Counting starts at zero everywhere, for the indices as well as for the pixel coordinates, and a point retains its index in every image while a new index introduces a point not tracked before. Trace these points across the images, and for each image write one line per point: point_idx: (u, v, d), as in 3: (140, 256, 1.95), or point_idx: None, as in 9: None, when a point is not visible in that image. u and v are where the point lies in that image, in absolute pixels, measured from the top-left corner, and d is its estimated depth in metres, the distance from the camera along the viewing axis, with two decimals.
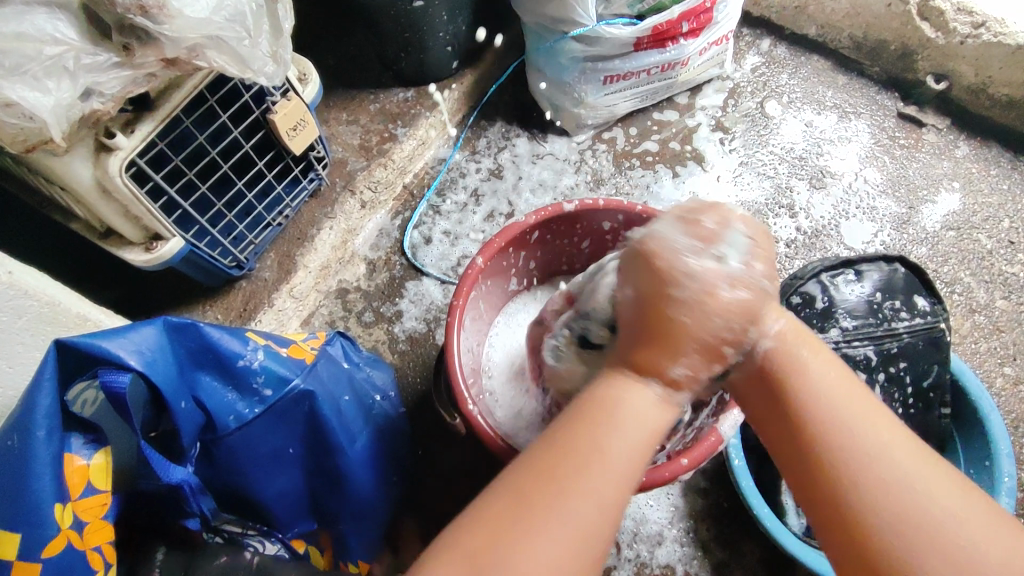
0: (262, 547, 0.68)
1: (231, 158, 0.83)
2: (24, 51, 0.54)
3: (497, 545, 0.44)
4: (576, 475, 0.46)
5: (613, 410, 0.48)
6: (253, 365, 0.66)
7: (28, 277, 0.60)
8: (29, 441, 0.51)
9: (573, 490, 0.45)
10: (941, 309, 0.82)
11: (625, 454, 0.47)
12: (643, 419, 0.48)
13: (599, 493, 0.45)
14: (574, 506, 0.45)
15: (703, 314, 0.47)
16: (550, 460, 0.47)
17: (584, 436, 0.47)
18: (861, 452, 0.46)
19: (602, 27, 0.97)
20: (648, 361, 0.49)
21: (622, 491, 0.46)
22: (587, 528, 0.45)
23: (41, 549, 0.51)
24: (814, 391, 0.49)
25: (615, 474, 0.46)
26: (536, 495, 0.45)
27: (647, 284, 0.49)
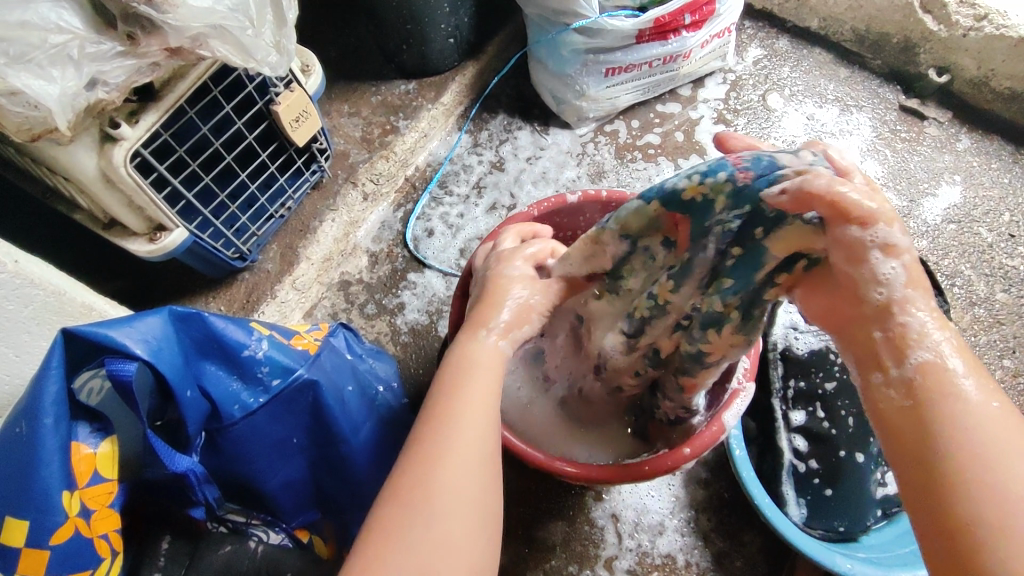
0: (266, 537, 0.68)
1: (234, 149, 0.83)
2: (28, 39, 0.54)
3: (412, 480, 0.49)
4: (459, 408, 0.53)
5: (461, 364, 0.57)
6: (258, 355, 0.66)
7: (34, 266, 0.60)
8: (38, 428, 0.51)
9: (457, 420, 0.52)
10: (942, 301, 0.81)
11: (486, 384, 0.55)
12: (483, 355, 0.57)
13: (481, 413, 0.53)
14: (464, 432, 0.52)
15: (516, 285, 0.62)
16: (435, 411, 0.53)
17: (448, 384, 0.55)
18: (1000, 482, 0.40)
19: (604, 19, 0.96)
20: (478, 319, 0.60)
21: (495, 410, 0.55)
22: (482, 446, 0.52)
23: (49, 536, 0.52)
24: (960, 407, 0.43)
25: (481, 397, 0.54)
26: (431, 439, 0.51)
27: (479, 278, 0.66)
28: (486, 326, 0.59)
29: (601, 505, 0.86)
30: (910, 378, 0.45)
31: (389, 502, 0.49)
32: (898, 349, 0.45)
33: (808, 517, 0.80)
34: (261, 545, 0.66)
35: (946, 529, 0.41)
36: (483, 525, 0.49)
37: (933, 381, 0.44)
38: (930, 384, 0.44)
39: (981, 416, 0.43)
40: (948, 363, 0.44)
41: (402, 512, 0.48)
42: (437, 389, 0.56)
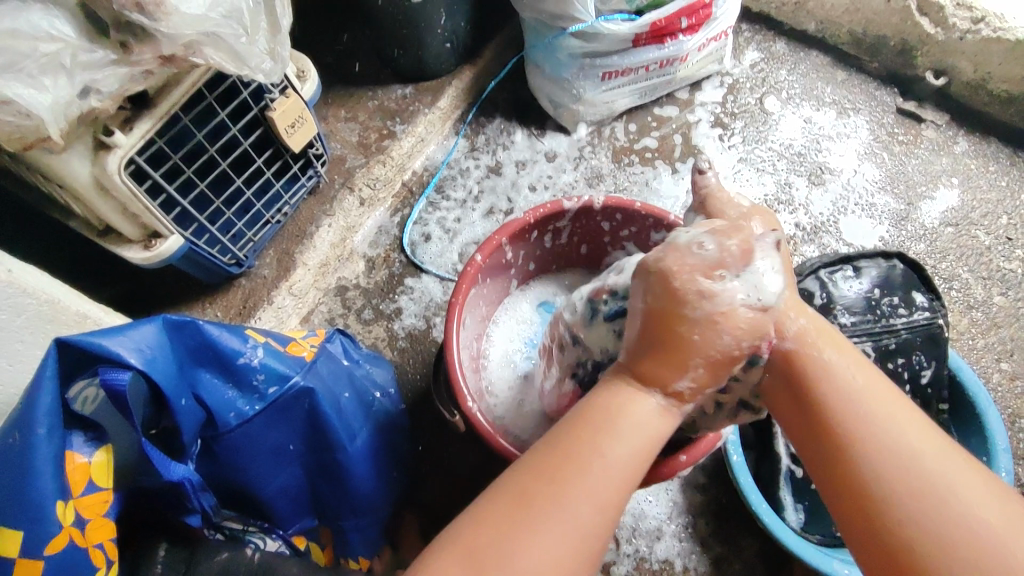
0: (263, 544, 0.69)
1: (230, 155, 0.83)
2: (19, 48, 0.54)
3: (495, 550, 0.44)
4: (577, 479, 0.46)
5: (612, 423, 0.49)
6: (253, 363, 0.66)
7: (28, 275, 0.60)
8: (31, 438, 0.51)
9: (573, 497, 0.46)
10: (940, 305, 0.82)
11: (627, 458, 0.48)
12: (642, 427, 0.49)
13: (598, 501, 0.46)
14: (574, 508, 0.46)
15: (712, 332, 0.48)
16: (557, 474, 0.47)
17: (585, 441, 0.48)
18: (887, 450, 0.45)
19: (600, 23, 0.96)
20: (653, 371, 0.50)
21: (622, 493, 0.47)
22: (589, 533, 0.46)
23: (44, 546, 0.52)
24: (835, 383, 0.49)
25: (613, 482, 0.47)
26: (534, 506, 0.46)
27: (655, 298, 0.49)
28: (663, 387, 0.50)
29: None
30: (787, 359, 0.51)
31: (455, 573, 0.44)
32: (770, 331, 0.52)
33: (805, 522, 0.79)
34: (258, 552, 0.65)
35: (856, 499, 0.45)
36: None
37: (810, 364, 0.50)
38: (804, 366, 0.50)
39: (850, 381, 0.49)
40: (813, 341, 0.50)
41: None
42: (563, 442, 0.48)
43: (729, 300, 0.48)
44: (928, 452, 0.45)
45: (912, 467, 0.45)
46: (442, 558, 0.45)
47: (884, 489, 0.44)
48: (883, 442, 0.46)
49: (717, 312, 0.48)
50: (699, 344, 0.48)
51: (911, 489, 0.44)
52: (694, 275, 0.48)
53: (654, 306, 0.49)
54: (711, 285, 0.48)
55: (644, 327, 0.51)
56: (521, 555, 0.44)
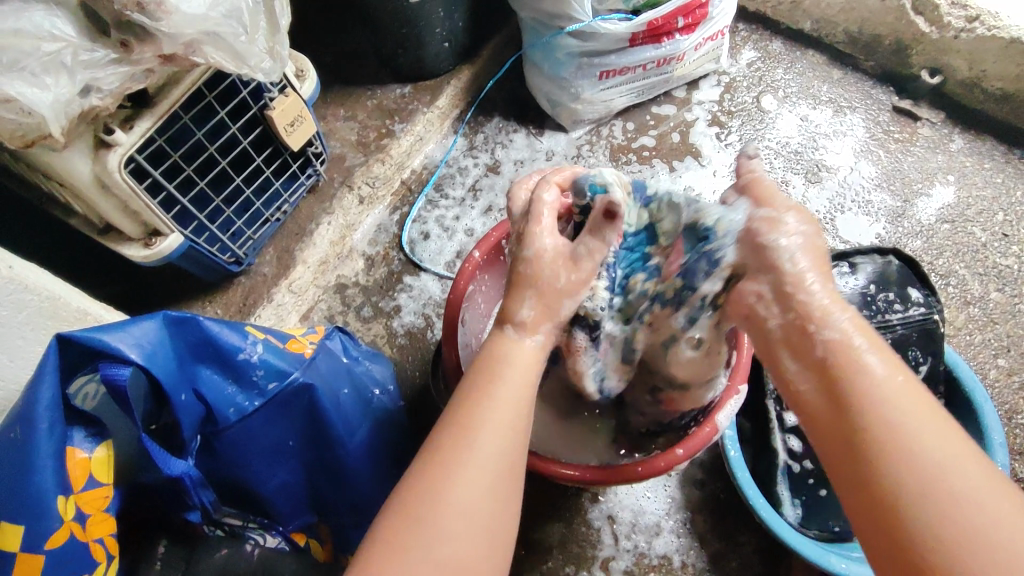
0: (263, 540, 0.68)
1: (229, 154, 0.84)
2: (21, 47, 0.55)
3: (420, 493, 0.48)
4: (477, 415, 0.51)
5: (494, 367, 0.55)
6: (253, 359, 0.66)
7: (29, 271, 0.61)
8: (33, 433, 0.51)
9: (476, 429, 0.50)
10: (936, 301, 0.82)
11: (514, 392, 0.53)
12: (521, 364, 0.55)
13: (499, 431, 0.51)
14: (480, 439, 0.50)
15: (540, 268, 0.58)
16: (458, 416, 0.51)
17: (474, 388, 0.53)
18: (918, 456, 0.43)
19: (597, 22, 0.96)
20: (506, 312, 0.57)
21: (518, 419, 0.52)
22: (500, 458, 0.50)
23: (44, 541, 0.52)
24: (869, 382, 0.47)
25: (510, 412, 0.52)
26: (445, 448, 0.50)
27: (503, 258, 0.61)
28: (513, 323, 0.57)
29: (598, 507, 0.86)
30: (822, 360, 0.50)
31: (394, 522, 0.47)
32: (804, 331, 0.51)
33: (803, 517, 0.80)
34: (258, 547, 0.66)
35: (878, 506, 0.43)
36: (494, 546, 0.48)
37: (843, 359, 0.49)
38: (839, 362, 0.49)
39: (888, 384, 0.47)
40: (852, 344, 0.49)
41: (406, 525, 0.46)
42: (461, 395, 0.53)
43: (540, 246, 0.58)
44: (961, 463, 0.42)
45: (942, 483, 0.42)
46: (384, 515, 0.48)
47: (906, 490, 0.42)
48: (914, 447, 0.43)
49: (545, 249, 0.58)
50: (529, 278, 0.58)
51: (937, 501, 0.41)
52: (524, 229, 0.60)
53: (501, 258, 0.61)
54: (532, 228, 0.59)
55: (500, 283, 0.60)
56: (446, 490, 0.48)
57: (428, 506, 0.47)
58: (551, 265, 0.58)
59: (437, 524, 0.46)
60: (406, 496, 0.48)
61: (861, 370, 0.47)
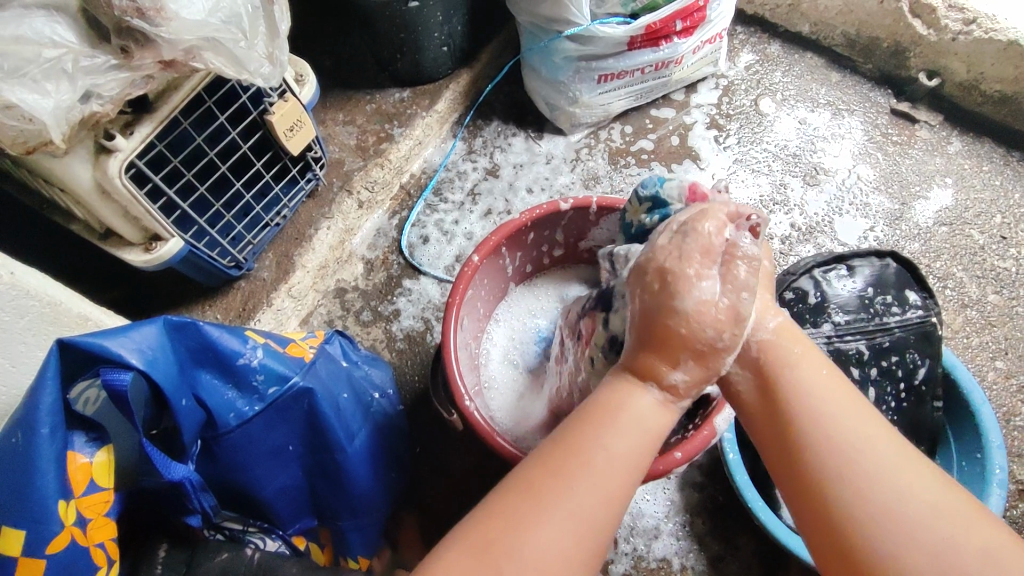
0: (263, 544, 0.69)
1: (229, 158, 0.84)
2: (23, 54, 0.55)
3: (501, 545, 0.43)
4: (583, 471, 0.45)
5: (613, 412, 0.48)
6: (252, 363, 0.66)
7: (30, 277, 0.61)
8: (34, 438, 0.52)
9: (574, 486, 0.45)
10: (933, 303, 0.82)
11: (628, 448, 0.47)
12: (643, 420, 0.48)
13: (604, 485, 0.45)
14: (579, 497, 0.45)
15: (697, 324, 0.47)
16: (559, 464, 0.46)
17: (586, 435, 0.47)
18: (844, 449, 0.45)
19: (596, 26, 0.97)
20: (650, 365, 0.48)
21: (626, 481, 0.46)
22: (596, 517, 0.45)
23: (46, 545, 0.52)
24: (798, 379, 0.49)
25: (620, 469, 0.46)
26: (545, 497, 0.44)
27: (643, 293, 0.49)
28: (657, 380, 0.48)
29: None
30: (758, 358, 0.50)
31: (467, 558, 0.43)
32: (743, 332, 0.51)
33: None
34: (258, 552, 0.66)
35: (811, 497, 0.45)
36: None
37: (774, 359, 0.50)
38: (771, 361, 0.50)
39: (813, 381, 0.49)
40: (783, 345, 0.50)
41: (476, 573, 0.43)
42: (564, 433, 0.48)
43: (703, 294, 0.47)
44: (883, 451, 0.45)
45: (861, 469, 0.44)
46: (446, 549, 0.45)
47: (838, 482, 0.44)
48: (843, 440, 0.45)
49: (707, 301, 0.47)
50: (682, 337, 0.47)
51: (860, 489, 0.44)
52: (684, 274, 0.47)
53: (642, 303, 0.49)
54: (694, 274, 0.47)
55: (638, 326, 0.50)
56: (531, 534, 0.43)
57: (504, 560, 0.43)
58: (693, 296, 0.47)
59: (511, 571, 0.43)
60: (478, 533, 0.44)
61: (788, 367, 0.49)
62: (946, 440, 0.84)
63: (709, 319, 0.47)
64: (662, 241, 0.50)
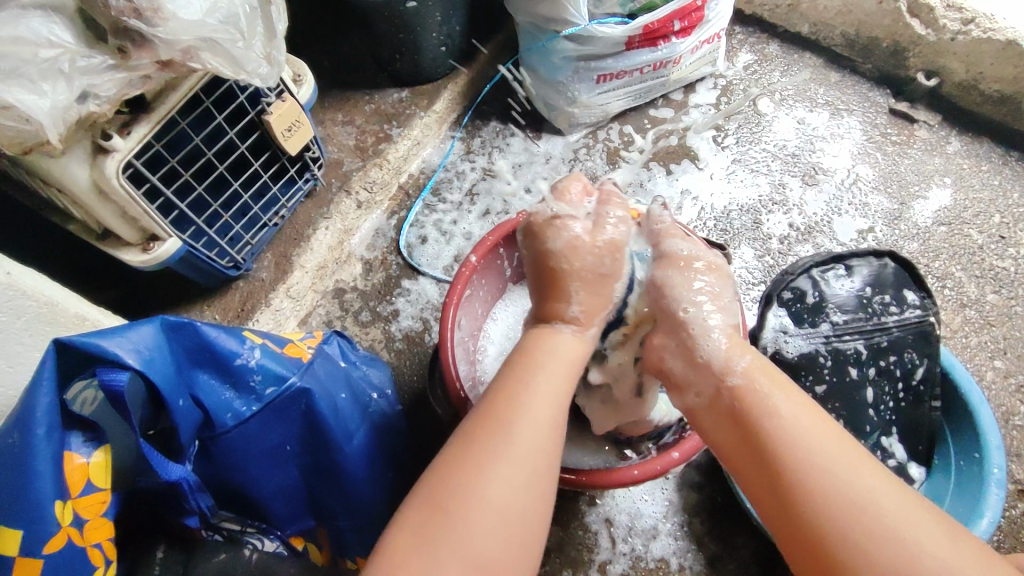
0: (260, 545, 0.68)
1: (227, 159, 0.84)
2: (20, 54, 0.55)
3: (450, 484, 0.52)
4: (514, 411, 0.55)
5: (534, 356, 0.60)
6: (250, 363, 0.66)
7: (27, 277, 0.61)
8: (30, 438, 0.52)
9: (511, 423, 0.54)
10: (931, 303, 0.82)
11: (551, 383, 0.58)
12: (559, 355, 0.60)
13: (537, 419, 0.55)
14: (517, 436, 0.54)
15: (576, 258, 0.63)
16: (494, 407, 0.56)
17: (515, 381, 0.58)
18: (825, 481, 0.50)
19: (594, 27, 0.97)
20: (549, 309, 0.63)
21: (555, 411, 0.57)
22: (535, 447, 0.54)
23: (42, 546, 0.52)
24: (777, 423, 0.54)
25: (547, 402, 0.57)
26: (484, 436, 0.54)
27: (531, 250, 0.66)
28: (562, 318, 0.63)
29: (595, 510, 0.86)
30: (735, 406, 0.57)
31: (427, 496, 0.52)
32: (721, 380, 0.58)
33: None
34: (256, 552, 0.66)
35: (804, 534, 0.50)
36: (530, 525, 0.52)
37: (753, 405, 0.55)
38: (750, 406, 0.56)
39: (794, 422, 0.54)
40: (759, 387, 0.56)
41: (428, 512, 0.51)
42: (500, 383, 0.58)
43: (573, 233, 0.64)
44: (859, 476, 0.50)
45: (846, 501, 0.49)
46: (409, 505, 0.53)
47: (827, 517, 0.49)
48: (826, 478, 0.50)
49: (576, 234, 0.64)
50: (568, 271, 0.63)
51: (846, 519, 0.49)
52: (549, 221, 0.65)
53: (530, 254, 0.66)
54: (559, 219, 0.65)
55: (534, 277, 0.66)
56: (483, 475, 0.52)
57: (454, 496, 0.51)
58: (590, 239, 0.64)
59: (468, 502, 0.51)
60: (435, 480, 0.53)
61: (769, 413, 0.54)
62: (945, 438, 0.83)
63: (587, 247, 0.63)
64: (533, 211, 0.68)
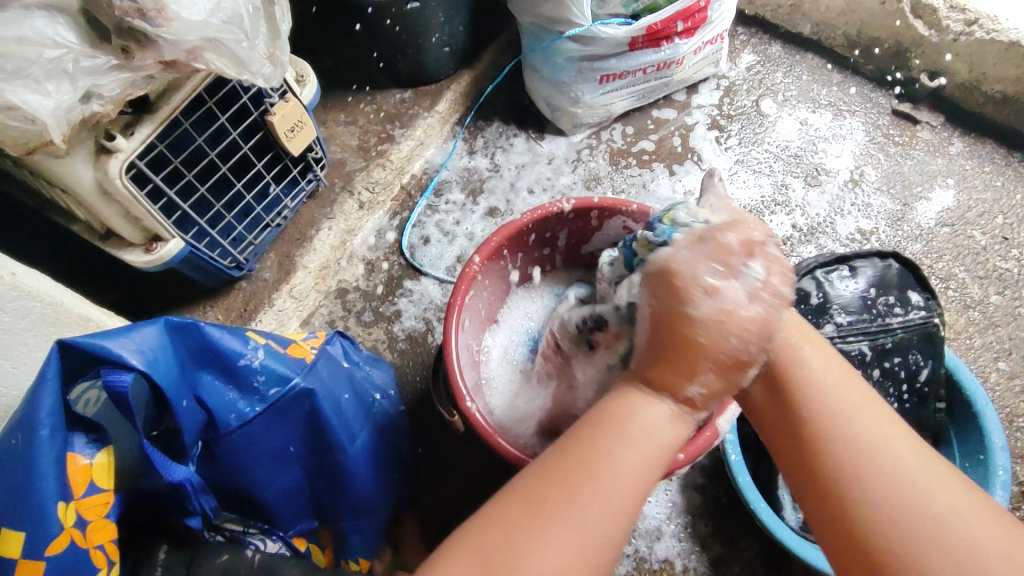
0: (263, 545, 0.69)
1: (230, 159, 0.84)
2: (23, 54, 0.55)
3: (501, 559, 0.44)
4: (591, 485, 0.46)
5: (621, 425, 0.49)
6: (254, 364, 0.66)
7: (31, 277, 0.61)
8: (34, 439, 0.51)
9: (583, 501, 0.46)
10: (936, 304, 0.82)
11: (639, 463, 0.48)
12: (655, 433, 0.50)
13: (611, 500, 0.47)
14: (588, 513, 0.46)
15: (718, 333, 0.49)
16: (567, 475, 0.47)
17: (597, 447, 0.48)
18: (848, 435, 0.49)
19: (597, 27, 0.97)
20: (665, 378, 0.50)
21: (635, 497, 0.48)
22: (603, 532, 0.46)
23: (45, 547, 0.52)
24: (808, 376, 0.53)
25: (630, 486, 0.47)
26: (550, 508, 0.46)
27: (662, 303, 0.52)
28: (671, 393, 0.51)
29: None
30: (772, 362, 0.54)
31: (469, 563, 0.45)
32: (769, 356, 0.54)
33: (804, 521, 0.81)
34: (258, 554, 0.66)
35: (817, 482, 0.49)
36: None
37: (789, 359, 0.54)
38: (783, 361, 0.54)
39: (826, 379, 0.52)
40: (798, 349, 0.54)
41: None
42: (574, 443, 0.49)
43: (729, 299, 0.50)
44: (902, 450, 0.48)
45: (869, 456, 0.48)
46: (446, 566, 0.46)
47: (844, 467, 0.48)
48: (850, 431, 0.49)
49: (725, 305, 0.50)
50: (703, 345, 0.50)
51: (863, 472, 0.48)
52: (695, 271, 0.51)
53: (657, 307, 0.52)
54: (713, 284, 0.50)
55: (653, 332, 0.53)
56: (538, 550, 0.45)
57: (509, 568, 0.44)
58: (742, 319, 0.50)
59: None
60: (482, 547, 0.45)
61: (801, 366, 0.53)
62: (948, 441, 0.84)
63: (734, 325, 0.50)
64: (680, 249, 0.53)
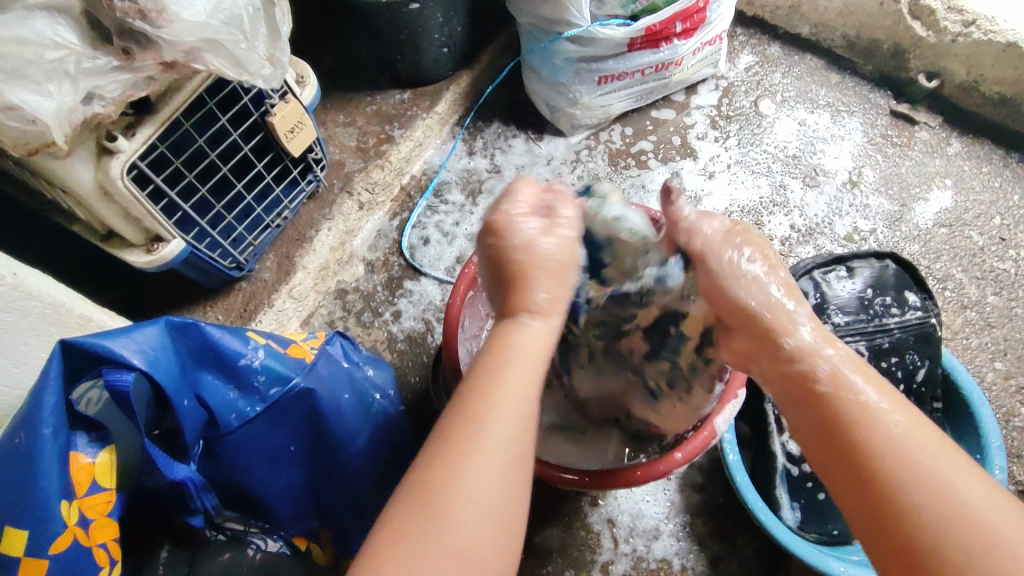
0: (264, 545, 0.67)
1: (230, 160, 0.84)
2: (24, 55, 0.56)
3: (427, 495, 0.48)
4: (490, 405, 0.51)
5: (501, 351, 0.55)
6: (254, 364, 0.67)
7: (33, 278, 0.61)
8: (36, 438, 0.52)
9: (483, 426, 0.50)
10: (932, 304, 0.82)
11: (522, 380, 0.53)
12: (530, 348, 0.55)
13: (507, 418, 0.51)
14: (489, 437, 0.50)
15: (535, 253, 0.57)
16: (464, 408, 0.51)
17: (484, 376, 0.53)
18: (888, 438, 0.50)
19: (596, 28, 0.97)
20: (516, 300, 0.57)
21: (526, 409, 0.52)
22: (508, 451, 0.50)
23: (48, 546, 0.52)
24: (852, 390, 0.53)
25: (519, 403, 0.52)
26: (456, 442, 0.50)
27: (487, 247, 0.59)
28: (528, 309, 0.57)
29: (598, 510, 0.87)
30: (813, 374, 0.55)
31: (405, 506, 0.48)
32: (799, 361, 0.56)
33: (802, 520, 0.80)
34: (260, 553, 0.66)
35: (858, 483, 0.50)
36: (508, 528, 0.49)
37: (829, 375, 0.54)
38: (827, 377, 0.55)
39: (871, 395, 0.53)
40: (847, 374, 0.54)
41: (425, 521, 0.47)
42: (467, 381, 0.54)
43: (528, 232, 0.58)
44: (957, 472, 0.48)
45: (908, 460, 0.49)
46: (386, 514, 0.49)
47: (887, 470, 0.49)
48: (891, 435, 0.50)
49: (532, 233, 0.58)
50: (529, 264, 0.57)
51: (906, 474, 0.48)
52: (512, 219, 0.59)
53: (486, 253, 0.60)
54: (518, 221, 0.58)
55: (493, 269, 0.60)
56: (459, 483, 0.48)
57: (437, 503, 0.47)
58: (547, 244, 0.58)
59: (450, 514, 0.47)
60: (414, 485, 0.49)
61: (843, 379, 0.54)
62: None
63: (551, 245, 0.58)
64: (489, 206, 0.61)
